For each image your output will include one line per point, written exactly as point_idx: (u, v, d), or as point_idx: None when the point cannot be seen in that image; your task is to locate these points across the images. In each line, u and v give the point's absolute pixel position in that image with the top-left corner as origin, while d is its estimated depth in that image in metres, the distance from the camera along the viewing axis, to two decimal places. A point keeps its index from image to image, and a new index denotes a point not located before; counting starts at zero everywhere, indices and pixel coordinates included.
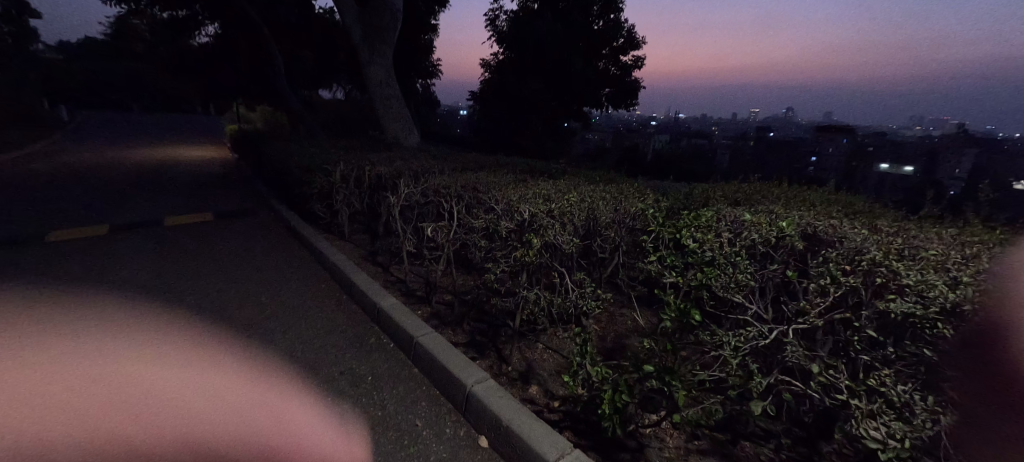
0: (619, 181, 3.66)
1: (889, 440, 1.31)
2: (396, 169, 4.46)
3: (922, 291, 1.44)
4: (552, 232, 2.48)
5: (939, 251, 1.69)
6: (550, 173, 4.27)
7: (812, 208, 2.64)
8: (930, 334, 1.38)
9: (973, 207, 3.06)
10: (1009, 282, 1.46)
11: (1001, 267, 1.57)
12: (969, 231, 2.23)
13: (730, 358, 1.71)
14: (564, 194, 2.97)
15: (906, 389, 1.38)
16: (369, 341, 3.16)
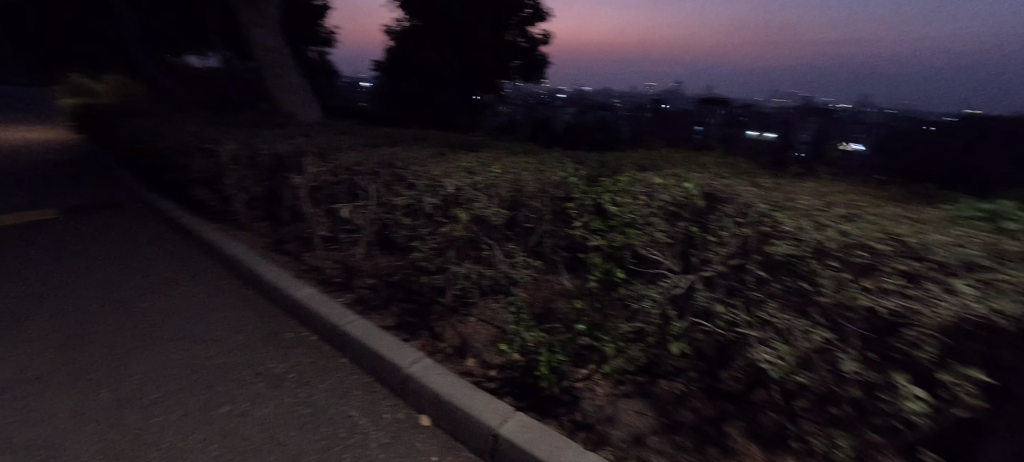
0: (537, 151, 3.76)
1: (776, 361, 1.59)
2: (299, 146, 4.09)
3: (797, 236, 1.66)
4: (479, 206, 2.58)
5: (809, 202, 2.01)
6: (468, 146, 4.24)
7: (707, 170, 2.97)
8: (804, 271, 1.58)
9: (823, 165, 3.68)
10: (857, 221, 1.78)
11: (851, 211, 1.92)
12: (823, 184, 2.69)
13: (651, 307, 1.95)
14: (487, 167, 2.98)
15: (789, 317, 1.61)
16: (286, 336, 2.94)
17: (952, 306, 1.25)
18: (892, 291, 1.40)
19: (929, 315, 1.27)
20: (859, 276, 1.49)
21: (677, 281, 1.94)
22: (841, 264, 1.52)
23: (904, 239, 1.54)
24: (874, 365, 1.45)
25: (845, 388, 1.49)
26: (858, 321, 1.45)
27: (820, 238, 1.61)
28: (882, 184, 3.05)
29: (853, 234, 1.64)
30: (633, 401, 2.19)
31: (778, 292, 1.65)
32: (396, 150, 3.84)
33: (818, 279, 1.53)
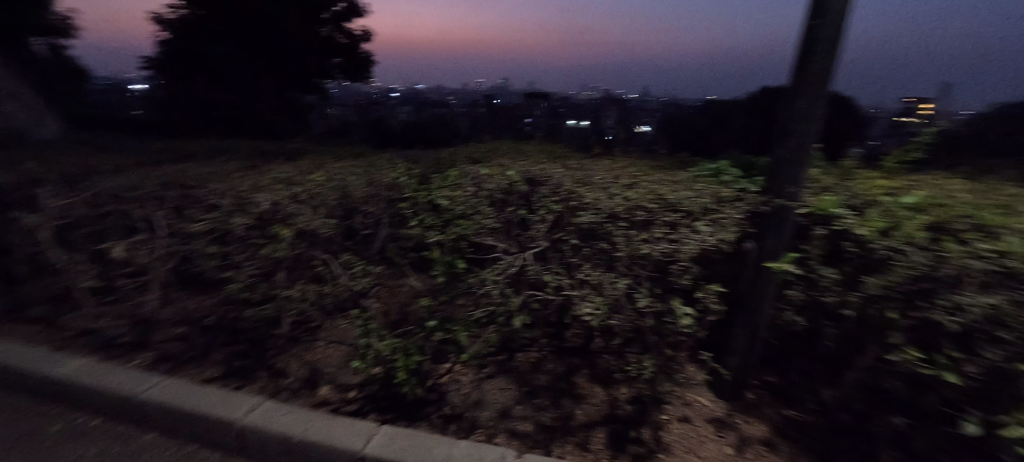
0: (366, 155, 3.59)
1: (594, 312, 1.82)
2: (33, 174, 3.09)
3: (596, 204, 2.02)
4: (302, 219, 2.35)
5: (603, 176, 2.42)
6: (285, 154, 3.81)
7: (529, 158, 3.27)
8: (603, 234, 1.94)
9: (621, 145, 4.39)
10: (636, 187, 2.22)
11: (631, 180, 2.37)
12: (618, 161, 3.23)
13: (489, 289, 2.01)
14: (308, 176, 2.73)
15: (599, 272, 1.91)
16: (48, 432, 2.12)
17: (694, 241, 1.81)
18: (661, 240, 1.85)
19: (683, 250, 1.79)
20: (639, 232, 1.91)
21: (510, 261, 2.08)
22: (628, 222, 1.93)
23: (664, 194, 2.05)
24: (659, 298, 1.88)
25: (643, 321, 1.83)
26: (640, 268, 1.86)
27: (611, 204, 2.00)
28: (658, 157, 3.81)
29: (633, 198, 2.05)
30: (497, 379, 2.35)
31: (589, 254, 1.96)
32: (189, 167, 3.22)
33: (614, 238, 1.90)
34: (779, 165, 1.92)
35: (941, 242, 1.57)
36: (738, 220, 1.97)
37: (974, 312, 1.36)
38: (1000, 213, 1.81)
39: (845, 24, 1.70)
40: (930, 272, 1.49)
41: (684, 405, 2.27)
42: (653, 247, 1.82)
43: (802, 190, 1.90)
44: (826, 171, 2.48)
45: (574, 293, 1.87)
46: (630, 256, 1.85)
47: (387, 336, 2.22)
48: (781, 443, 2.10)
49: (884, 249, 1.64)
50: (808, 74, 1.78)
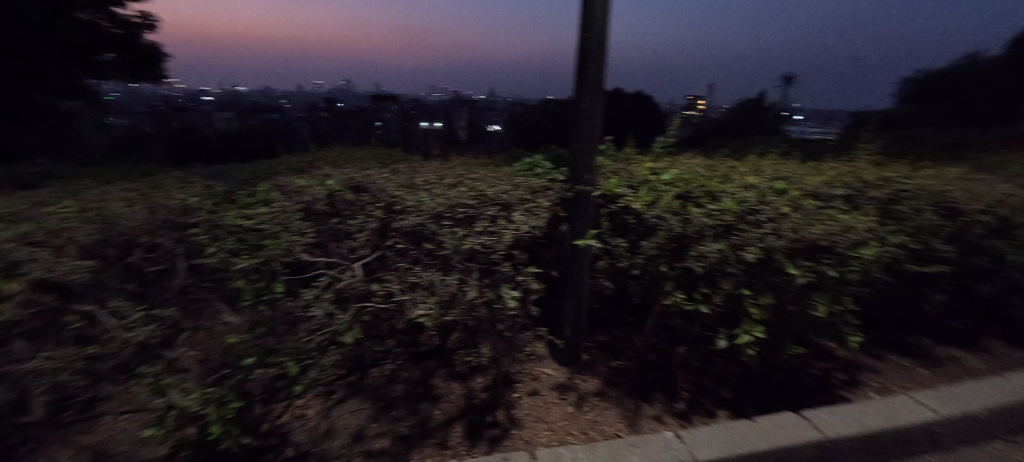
0: (154, 173, 2.90)
1: (427, 310, 1.78)
2: None
3: (419, 206, 2.04)
4: (36, 268, 1.45)
5: (430, 178, 2.41)
6: (21, 180, 2.84)
7: (363, 164, 3.07)
8: (429, 234, 1.94)
9: (468, 142, 4.42)
10: (458, 187, 2.28)
11: (457, 178, 2.43)
12: (458, 161, 3.27)
13: (316, 308, 1.76)
14: (50, 206, 2.06)
15: (429, 272, 1.88)
16: None
17: (510, 231, 1.96)
18: (481, 233, 1.97)
19: (501, 241, 1.93)
20: (461, 229, 1.98)
21: (338, 276, 1.92)
22: (453, 221, 2.01)
23: (484, 191, 2.20)
24: (489, 287, 1.92)
25: (477, 312, 1.86)
26: (464, 260, 1.90)
27: (435, 204, 2.05)
28: (498, 152, 3.96)
29: (454, 198, 2.12)
30: (347, 403, 2.21)
31: (415, 256, 1.94)
32: None
33: (438, 236, 1.93)
34: (575, 156, 2.22)
35: (684, 208, 2.11)
36: (549, 207, 2.23)
37: (712, 257, 1.89)
38: (722, 181, 2.45)
39: (607, 35, 2.06)
40: (683, 230, 1.98)
41: (532, 380, 2.50)
42: (474, 240, 1.91)
43: (596, 175, 2.24)
44: (618, 158, 2.98)
45: (406, 297, 1.81)
46: (456, 252, 1.88)
47: (193, 390, 1.74)
48: (610, 391, 2.46)
49: (654, 217, 2.07)
50: (585, 77, 2.10)
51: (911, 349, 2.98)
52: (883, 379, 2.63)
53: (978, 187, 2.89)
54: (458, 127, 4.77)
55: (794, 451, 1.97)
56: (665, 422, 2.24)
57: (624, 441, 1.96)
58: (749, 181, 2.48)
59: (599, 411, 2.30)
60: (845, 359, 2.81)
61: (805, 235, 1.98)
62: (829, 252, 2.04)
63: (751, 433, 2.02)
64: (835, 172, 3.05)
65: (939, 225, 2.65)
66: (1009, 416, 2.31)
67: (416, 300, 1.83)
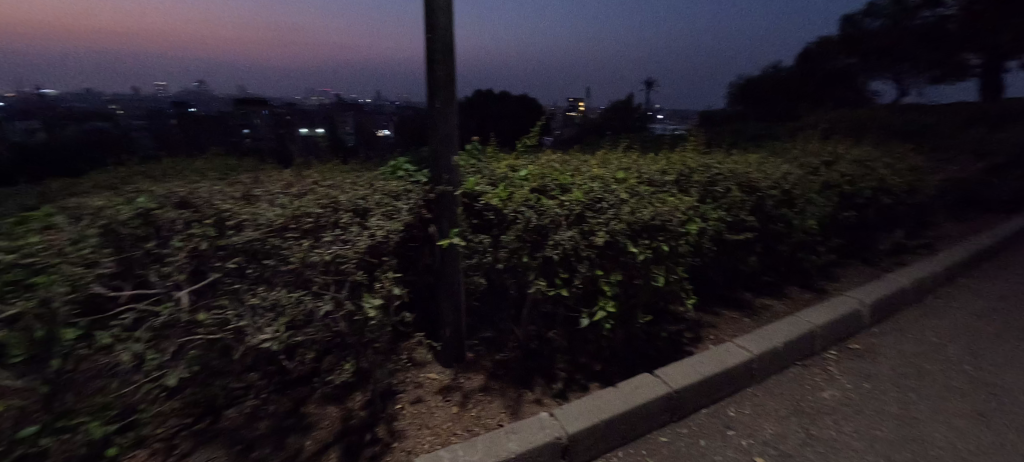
0: None
1: (276, 334, 1.57)
2: None
3: (256, 218, 1.81)
4: None
5: (272, 187, 2.16)
6: None
7: (198, 171, 2.60)
8: (272, 247, 1.74)
9: (349, 131, 4.01)
10: (307, 195, 2.09)
11: (307, 186, 2.22)
12: (318, 165, 3.00)
13: (128, 355, 1.46)
14: None
15: (276, 291, 1.66)
16: None
17: (363, 238, 1.87)
18: (333, 242, 1.84)
19: (353, 249, 1.82)
20: (310, 240, 1.83)
21: (154, 310, 1.59)
22: (300, 232, 1.84)
23: (338, 198, 2.06)
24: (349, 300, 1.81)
25: (336, 328, 1.75)
26: (316, 272, 1.74)
27: (273, 216, 1.83)
28: (370, 151, 3.74)
29: (299, 208, 1.92)
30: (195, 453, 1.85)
31: (250, 276, 1.70)
32: None
33: (280, 251, 1.74)
34: (435, 156, 2.20)
35: (539, 200, 2.33)
36: (410, 210, 2.21)
37: (566, 244, 2.12)
38: (574, 175, 2.68)
39: (451, 37, 2.07)
40: (539, 222, 2.18)
41: (415, 387, 2.42)
42: (325, 250, 1.77)
43: (457, 175, 2.24)
44: (484, 157, 3.03)
45: (241, 323, 1.56)
46: (301, 267, 1.70)
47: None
48: (495, 384, 2.49)
49: (512, 212, 2.23)
50: (434, 77, 2.08)
51: (738, 303, 3.60)
52: (719, 331, 3.13)
53: (769, 169, 3.60)
54: (342, 131, 3.91)
55: (649, 408, 2.26)
56: (545, 404, 2.35)
57: (503, 429, 2.03)
58: (596, 172, 2.74)
59: (484, 406, 2.31)
60: (692, 319, 3.27)
61: (640, 217, 2.29)
62: (663, 231, 2.36)
63: (616, 399, 2.25)
64: (669, 161, 3.52)
65: (742, 201, 3.25)
66: (800, 347, 2.95)
67: (256, 326, 1.59)
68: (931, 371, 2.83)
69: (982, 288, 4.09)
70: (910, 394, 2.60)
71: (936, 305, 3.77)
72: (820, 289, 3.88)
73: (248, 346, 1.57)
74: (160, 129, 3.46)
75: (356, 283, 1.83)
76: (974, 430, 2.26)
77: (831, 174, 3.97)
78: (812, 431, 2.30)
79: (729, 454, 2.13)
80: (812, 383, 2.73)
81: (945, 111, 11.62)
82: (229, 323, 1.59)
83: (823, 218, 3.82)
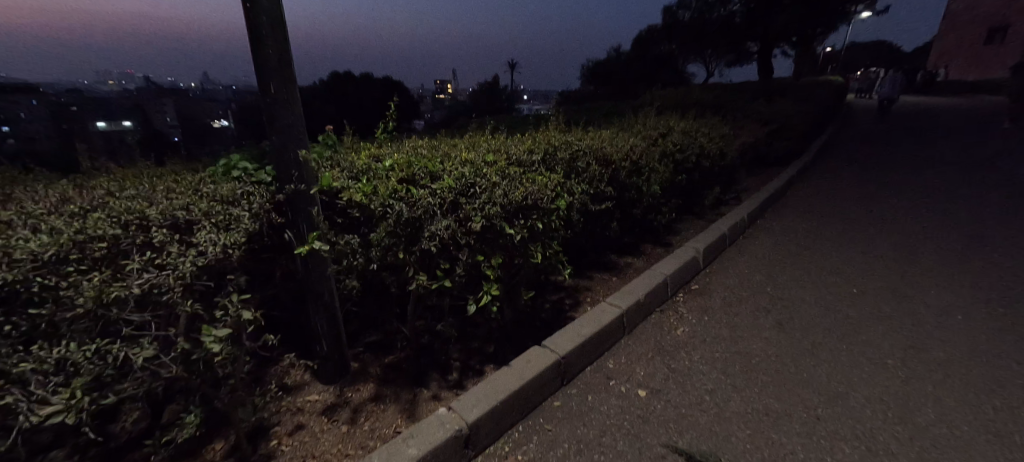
0: None
1: (70, 400, 1.25)
2: None
3: (8, 250, 1.31)
4: None
5: (31, 208, 1.61)
6: None
7: None
8: (46, 289, 1.32)
9: (162, 118, 3.30)
10: (93, 212, 1.63)
11: (91, 201, 1.71)
12: (109, 170, 2.32)
13: None
14: None
15: (62, 347, 1.28)
16: None
17: (187, 260, 1.52)
18: (142, 270, 1.49)
19: (174, 274, 1.48)
20: (109, 273, 1.44)
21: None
22: (89, 264, 1.45)
23: (146, 211, 1.63)
24: (182, 334, 1.52)
25: (165, 373, 1.45)
26: (122, 313, 1.40)
27: (38, 246, 1.35)
28: (190, 145, 3.05)
29: (84, 232, 1.46)
30: None
31: (12, 333, 1.26)
32: None
33: (60, 292, 1.33)
34: (276, 151, 1.88)
35: (408, 190, 2.17)
36: (255, 218, 1.89)
37: (442, 234, 2.03)
38: (442, 161, 2.57)
39: (279, 7, 1.75)
40: (411, 214, 2.04)
41: (293, 415, 2.06)
42: (131, 282, 1.41)
43: (309, 171, 1.95)
44: (340, 147, 2.73)
45: (3, 402, 1.16)
46: (94, 308, 1.33)
47: None
48: (386, 389, 2.28)
49: (380, 207, 2.04)
50: (262, 57, 1.75)
51: (606, 265, 3.92)
52: (592, 293, 3.38)
53: (619, 142, 3.94)
54: (153, 124, 3.15)
55: (541, 378, 2.33)
56: (442, 398, 2.25)
57: (400, 436, 1.87)
58: (465, 156, 2.68)
59: (377, 417, 2.09)
60: (570, 286, 3.46)
61: (513, 198, 2.28)
62: (536, 209, 2.41)
63: (510, 377, 2.25)
64: (533, 141, 3.61)
65: (601, 174, 3.50)
66: (657, 294, 3.33)
67: (33, 400, 1.22)
68: (750, 297, 3.46)
69: (773, 225, 5.17)
70: (738, 319, 3.14)
71: (746, 244, 4.62)
72: (667, 243, 4.45)
73: (24, 427, 1.20)
74: None
75: (190, 315, 1.57)
76: (778, 337, 2.87)
77: (666, 144, 4.52)
78: (671, 365, 2.65)
79: (612, 402, 2.36)
80: (669, 324, 3.11)
81: (737, 88, 14.25)
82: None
83: (665, 182, 4.35)
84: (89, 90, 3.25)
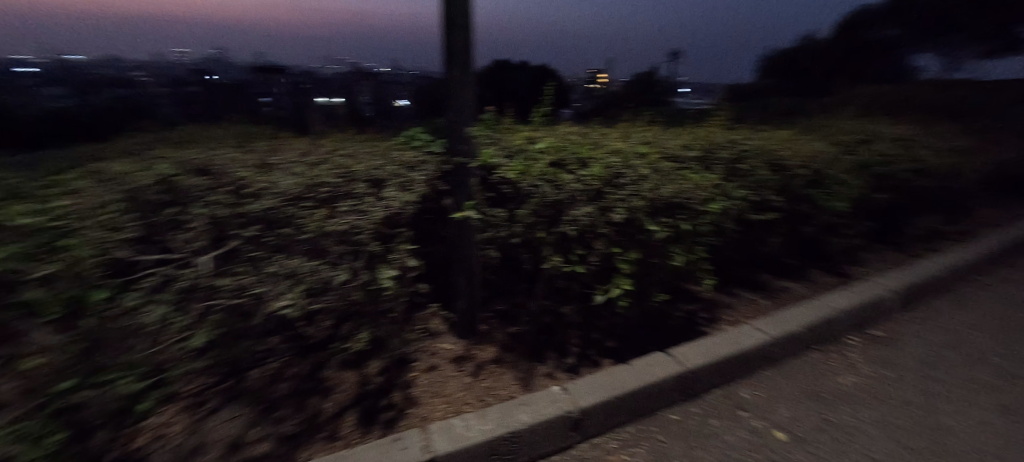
0: None
1: (295, 301, 1.67)
2: None
3: (274, 186, 1.84)
4: None
5: (286, 156, 2.18)
6: None
7: (216, 135, 2.60)
8: (292, 217, 1.79)
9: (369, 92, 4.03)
10: (321, 163, 2.12)
11: (319, 154, 2.24)
12: (330, 133, 2.98)
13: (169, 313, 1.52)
14: None
15: (297, 262, 1.73)
16: None
17: (378, 210, 1.92)
18: (346, 212, 1.90)
19: (368, 220, 1.88)
20: (329, 212, 1.87)
21: (174, 274, 1.59)
22: (315, 202, 1.88)
23: (354, 168, 2.08)
24: (365, 269, 1.88)
25: (352, 297, 1.82)
26: (331, 244, 1.81)
27: (290, 186, 1.85)
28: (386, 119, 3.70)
29: (316, 180, 1.93)
30: (222, 411, 1.88)
31: (269, 244, 1.74)
32: None
33: (296, 219, 1.78)
34: (451, 126, 2.21)
35: (557, 174, 2.29)
36: (425, 182, 2.23)
37: (584, 220, 2.10)
38: (593, 148, 2.63)
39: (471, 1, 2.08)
40: (556, 196, 2.16)
41: (430, 356, 2.43)
42: (339, 222, 1.82)
43: (473, 146, 2.25)
44: (499, 128, 2.96)
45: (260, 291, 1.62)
46: (318, 235, 1.77)
47: None
48: (507, 356, 2.51)
49: (529, 186, 2.21)
50: (452, 43, 2.11)
51: (754, 284, 3.54)
52: (734, 312, 3.09)
53: (797, 146, 3.46)
54: (358, 100, 3.87)
55: (660, 384, 2.27)
56: (556, 377, 2.36)
57: (516, 401, 2.05)
58: (616, 146, 2.68)
59: (496, 377, 2.32)
60: (708, 299, 3.23)
61: (661, 194, 2.24)
62: (684, 209, 2.30)
63: (626, 374, 2.29)
64: (692, 137, 3.40)
65: (768, 180, 3.13)
66: (818, 331, 2.89)
67: (275, 294, 1.66)
68: (956, 362, 2.75)
69: (1014, 279, 3.94)
70: (935, 385, 2.51)
71: (965, 295, 3.63)
72: (844, 274, 3.78)
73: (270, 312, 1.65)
74: (183, 94, 3.57)
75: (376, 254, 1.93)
76: (1002, 421, 2.17)
77: (862, 154, 3.79)
78: (827, 415, 2.24)
79: (740, 434, 2.11)
80: (832, 370, 2.65)
81: (994, 90, 10.88)
82: (249, 289, 1.64)
83: (854, 199, 3.66)
84: (322, 73, 4.13)
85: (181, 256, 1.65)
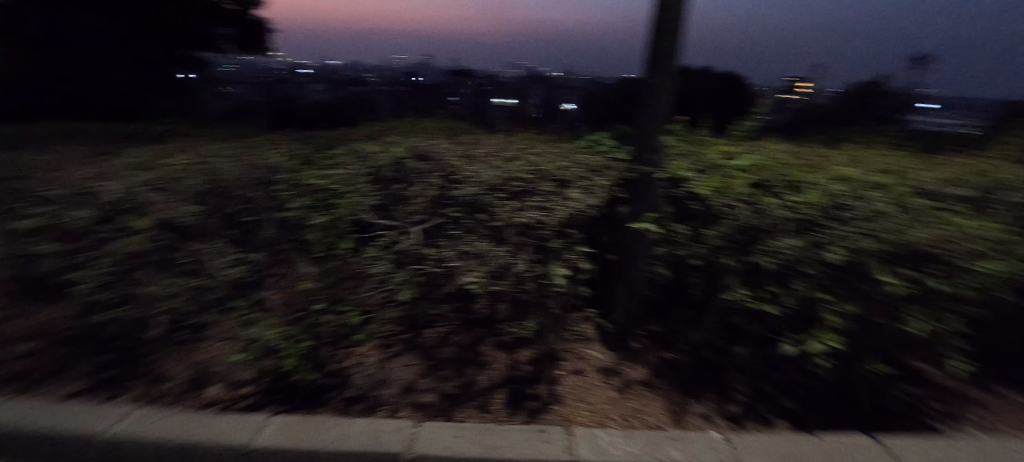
0: (254, 135, 3.12)
1: (479, 279, 1.84)
2: None
3: (478, 177, 2.13)
4: (159, 207, 1.86)
5: (489, 151, 2.44)
6: (160, 138, 3.29)
7: (433, 127, 3.08)
8: (490, 204, 2.02)
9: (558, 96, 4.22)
10: (516, 160, 2.32)
11: (513, 152, 2.44)
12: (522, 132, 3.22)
13: (389, 270, 1.91)
14: (166, 159, 2.37)
15: (490, 246, 1.92)
16: None
17: (564, 210, 2.00)
18: (533, 207, 2.02)
19: (553, 218, 1.97)
20: (519, 206, 2.03)
21: (396, 238, 1.98)
22: (509, 194, 2.08)
23: (544, 169, 2.23)
24: (539, 263, 1.94)
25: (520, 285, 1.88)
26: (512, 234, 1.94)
27: (491, 179, 2.11)
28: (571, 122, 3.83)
29: (511, 176, 2.14)
30: (404, 356, 2.18)
31: (467, 225, 2.00)
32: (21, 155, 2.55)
33: (492, 207, 2.01)
34: (641, 135, 2.34)
35: (760, 197, 2.01)
36: (607, 186, 2.26)
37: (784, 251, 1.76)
38: (807, 170, 2.25)
39: None
40: (758, 221, 1.89)
41: (578, 360, 2.41)
42: (527, 215, 1.96)
43: (661, 157, 2.34)
44: (691, 138, 2.78)
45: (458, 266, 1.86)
46: (508, 224, 1.94)
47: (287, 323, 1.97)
48: (658, 383, 2.38)
49: (724, 205, 2.00)
50: (658, 52, 2.22)
51: None
52: (990, 414, 2.28)
53: None
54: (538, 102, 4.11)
55: None
56: (712, 422, 2.13)
57: (667, 434, 1.90)
58: (841, 171, 2.24)
59: (643, 401, 2.23)
60: None
61: (904, 236, 1.68)
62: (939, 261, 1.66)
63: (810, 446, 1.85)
64: (957, 168, 2.61)
65: None
66: None
67: (467, 270, 1.87)
68: None
69: None
70: None
71: None
72: None
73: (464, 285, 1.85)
74: (400, 93, 4.30)
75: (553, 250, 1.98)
76: None
77: None
78: None
79: None
80: None
81: None
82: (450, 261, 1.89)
83: None
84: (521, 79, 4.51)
85: (401, 224, 2.04)
